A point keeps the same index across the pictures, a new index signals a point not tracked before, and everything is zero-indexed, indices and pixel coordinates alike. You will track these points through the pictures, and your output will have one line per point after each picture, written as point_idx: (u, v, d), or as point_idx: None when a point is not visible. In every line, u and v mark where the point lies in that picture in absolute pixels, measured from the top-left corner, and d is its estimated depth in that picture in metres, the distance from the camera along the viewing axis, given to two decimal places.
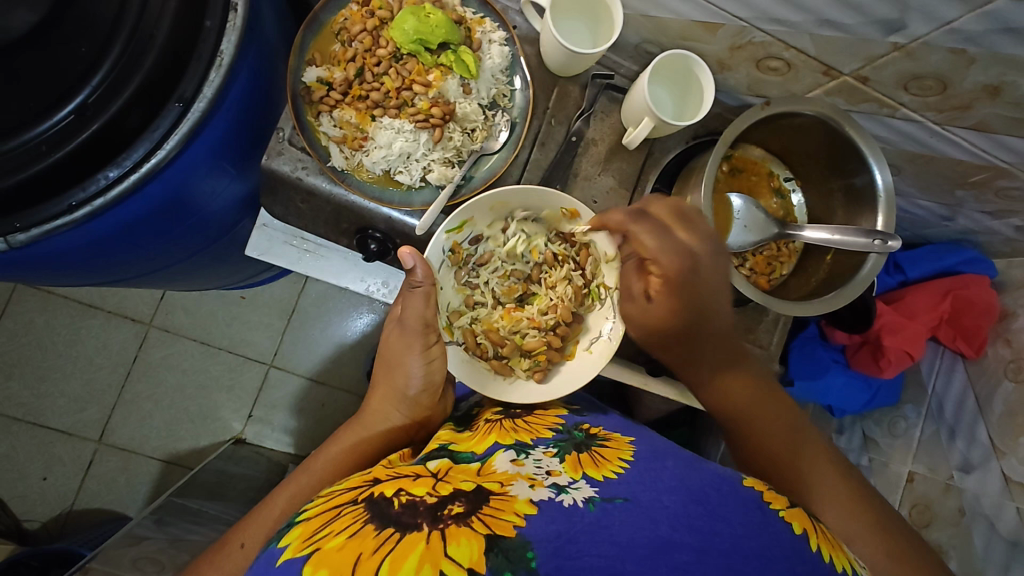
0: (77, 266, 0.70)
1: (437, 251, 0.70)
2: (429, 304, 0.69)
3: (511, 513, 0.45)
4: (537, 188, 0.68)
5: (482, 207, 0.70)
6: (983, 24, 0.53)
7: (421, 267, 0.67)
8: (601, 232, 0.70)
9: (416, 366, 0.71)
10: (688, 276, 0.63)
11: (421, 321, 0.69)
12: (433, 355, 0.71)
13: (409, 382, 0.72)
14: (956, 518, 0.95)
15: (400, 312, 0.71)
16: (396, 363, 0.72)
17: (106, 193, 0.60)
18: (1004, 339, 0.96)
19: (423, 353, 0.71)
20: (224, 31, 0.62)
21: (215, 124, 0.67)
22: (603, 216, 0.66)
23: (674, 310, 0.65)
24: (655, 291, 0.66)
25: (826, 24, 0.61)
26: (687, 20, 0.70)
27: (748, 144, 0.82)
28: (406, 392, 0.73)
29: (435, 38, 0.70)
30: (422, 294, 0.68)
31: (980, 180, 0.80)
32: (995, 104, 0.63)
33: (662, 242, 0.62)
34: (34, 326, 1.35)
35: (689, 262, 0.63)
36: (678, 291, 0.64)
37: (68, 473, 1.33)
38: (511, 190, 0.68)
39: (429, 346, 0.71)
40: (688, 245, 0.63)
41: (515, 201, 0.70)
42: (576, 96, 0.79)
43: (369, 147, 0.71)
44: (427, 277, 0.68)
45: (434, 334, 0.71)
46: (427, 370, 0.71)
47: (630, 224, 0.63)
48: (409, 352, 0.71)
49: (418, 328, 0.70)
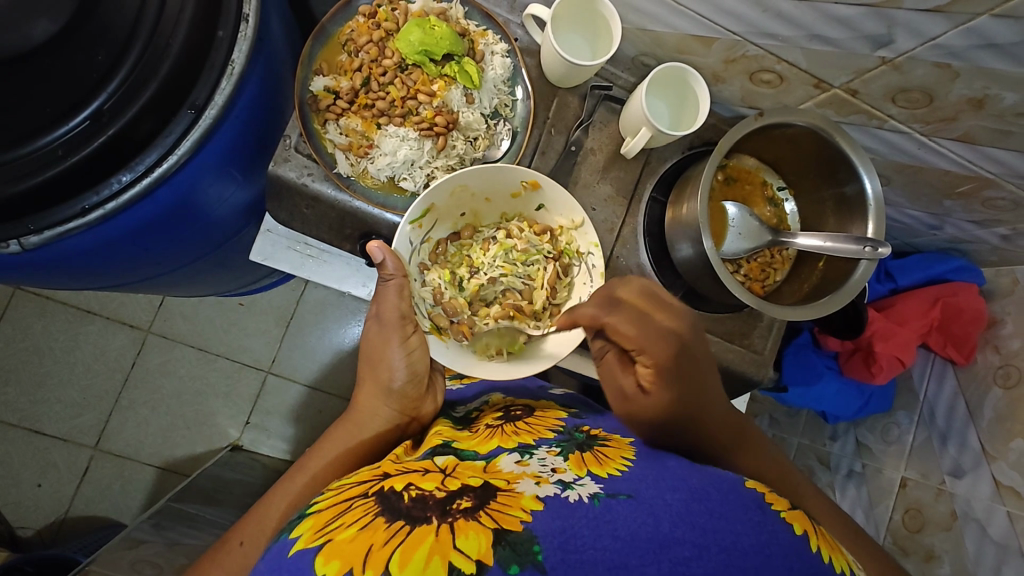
0: (82, 270, 0.71)
1: (403, 243, 0.70)
2: (402, 296, 0.70)
3: (517, 509, 0.46)
4: (492, 167, 0.71)
5: (443, 193, 0.71)
6: (966, 39, 0.56)
7: (391, 260, 0.68)
8: (564, 197, 0.73)
9: (397, 358, 0.72)
10: (675, 359, 0.68)
11: (396, 313, 0.70)
12: (412, 345, 0.72)
13: (392, 375, 0.73)
14: (949, 522, 0.97)
15: (376, 310, 0.73)
16: (378, 358, 0.73)
17: (118, 197, 0.62)
18: (992, 346, 0.98)
19: (401, 344, 0.72)
20: (235, 41, 0.64)
21: (224, 131, 0.69)
22: (574, 313, 0.71)
23: (669, 399, 0.68)
24: (648, 382, 0.69)
25: (817, 38, 0.64)
26: (684, 34, 0.73)
27: (742, 154, 0.84)
28: (390, 386, 0.73)
29: (440, 49, 0.71)
30: (395, 286, 0.69)
31: (967, 190, 0.83)
32: (979, 116, 0.66)
33: (645, 332, 0.67)
34: (31, 332, 1.35)
35: (678, 346, 0.68)
36: (668, 380, 0.68)
37: (63, 479, 1.32)
38: (469, 171, 0.70)
39: (407, 337, 0.72)
40: (672, 329, 0.68)
41: (472, 181, 0.72)
42: (576, 107, 0.81)
43: (374, 154, 0.73)
44: (397, 268, 0.68)
45: (410, 325, 0.72)
46: (408, 361, 0.72)
47: (603, 315, 0.69)
48: (388, 345, 0.72)
49: (394, 321, 0.71)
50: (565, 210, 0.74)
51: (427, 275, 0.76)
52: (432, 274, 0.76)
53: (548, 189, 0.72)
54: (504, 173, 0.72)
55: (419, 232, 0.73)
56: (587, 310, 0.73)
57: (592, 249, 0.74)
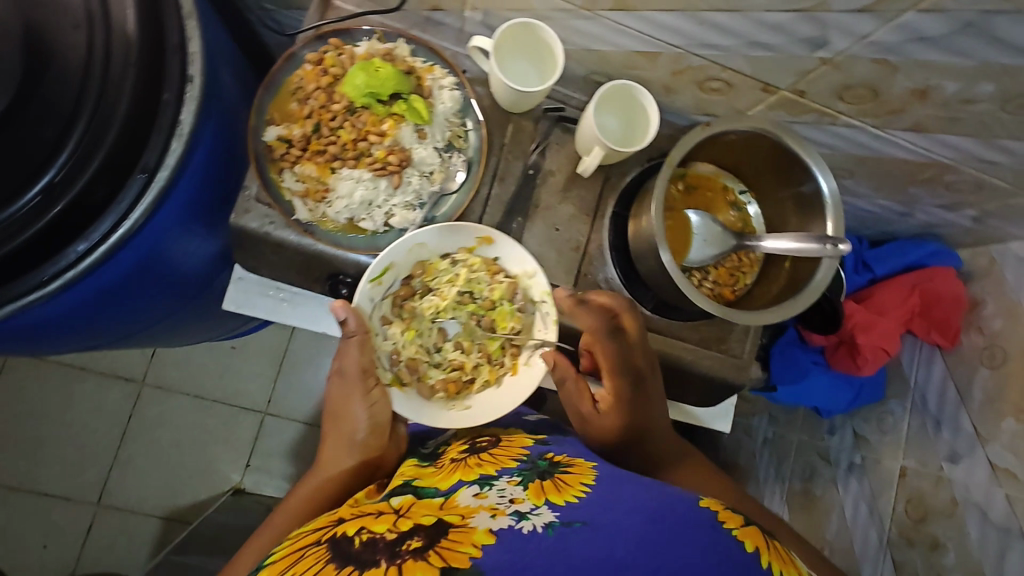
0: (48, 337, 0.72)
1: (364, 300, 0.72)
2: (363, 351, 0.73)
3: (468, 544, 0.47)
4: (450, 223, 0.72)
5: (401, 252, 0.72)
6: (899, 34, 0.57)
7: (353, 318, 0.71)
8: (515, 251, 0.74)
9: (360, 411, 0.75)
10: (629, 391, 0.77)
11: (358, 367, 0.74)
12: (375, 398, 0.75)
13: (355, 427, 0.76)
14: (950, 509, 0.95)
15: (340, 364, 0.76)
16: (342, 413, 0.76)
17: (77, 265, 0.63)
18: (976, 327, 0.98)
19: (365, 398, 0.75)
20: (181, 103, 0.66)
21: (181, 189, 0.70)
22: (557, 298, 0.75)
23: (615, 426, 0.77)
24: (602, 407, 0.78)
25: (755, 45, 0.65)
26: (627, 51, 0.74)
27: (698, 162, 0.85)
28: (353, 438, 0.76)
29: (387, 90, 0.73)
30: (356, 343, 0.72)
31: (929, 176, 0.84)
32: (925, 105, 0.67)
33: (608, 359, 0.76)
34: (26, 394, 1.36)
35: (632, 380, 0.77)
36: (621, 405, 0.77)
37: (69, 538, 1.33)
38: (430, 230, 0.71)
39: (369, 391, 0.75)
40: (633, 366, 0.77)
41: (430, 239, 0.73)
42: (531, 131, 0.81)
43: (331, 198, 0.74)
44: (359, 327, 0.71)
45: (372, 379, 0.75)
46: (370, 414, 0.75)
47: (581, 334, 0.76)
48: (352, 400, 0.75)
49: (356, 374, 0.75)
50: (517, 262, 0.74)
51: (389, 329, 0.76)
52: (394, 327, 0.76)
53: (501, 245, 0.74)
54: (460, 230, 0.73)
55: (379, 289, 0.73)
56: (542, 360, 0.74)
57: (545, 298, 0.73)
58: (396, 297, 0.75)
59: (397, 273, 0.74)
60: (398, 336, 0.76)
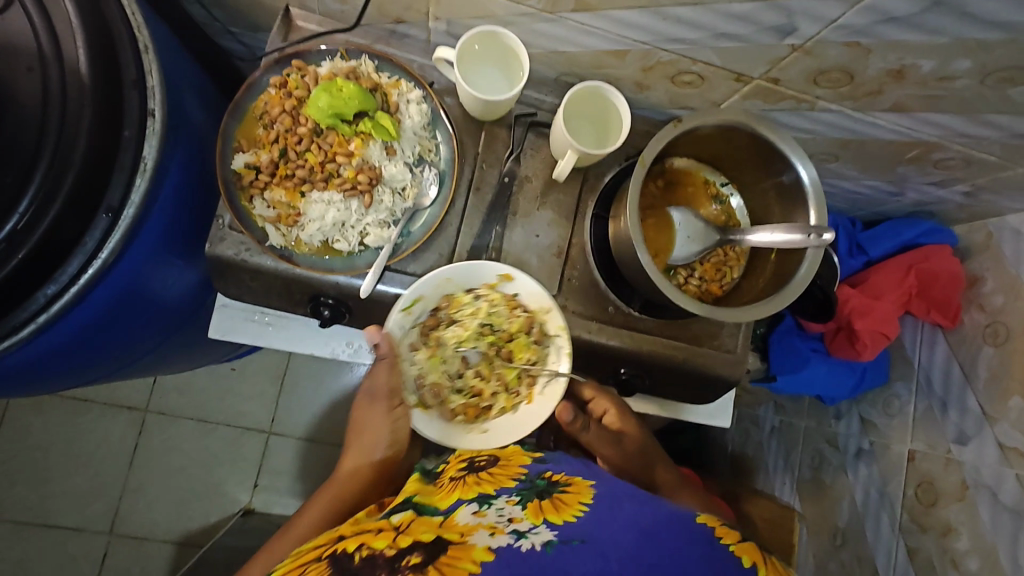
0: (26, 378, 0.72)
1: (397, 326, 0.72)
2: (392, 371, 0.76)
3: (467, 560, 0.48)
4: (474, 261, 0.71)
5: (430, 285, 0.72)
6: (867, 16, 0.55)
7: (385, 342, 0.72)
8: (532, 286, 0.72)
9: (383, 423, 0.81)
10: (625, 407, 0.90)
11: (386, 387, 0.77)
12: (399, 414, 0.79)
13: (375, 444, 0.82)
14: (961, 492, 0.92)
15: (371, 382, 0.80)
16: (362, 430, 0.82)
17: (48, 308, 0.64)
18: (977, 305, 0.96)
19: (389, 412, 0.80)
20: (143, 138, 0.66)
21: (151, 223, 0.70)
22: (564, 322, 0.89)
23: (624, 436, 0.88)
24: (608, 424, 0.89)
25: (723, 36, 0.64)
26: (594, 51, 0.73)
27: (676, 157, 0.83)
28: (371, 455, 0.82)
29: (350, 109, 0.72)
30: (387, 364, 0.75)
31: (916, 156, 0.82)
32: (903, 85, 0.65)
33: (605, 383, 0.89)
34: (31, 429, 1.37)
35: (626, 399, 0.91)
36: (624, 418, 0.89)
37: (84, 569, 1.34)
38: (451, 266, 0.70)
39: (394, 406, 0.79)
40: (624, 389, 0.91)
41: (457, 275, 0.72)
42: (505, 137, 0.80)
43: (303, 222, 0.73)
44: (390, 351, 0.73)
45: (397, 398, 0.78)
46: (393, 428, 0.81)
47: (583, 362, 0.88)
48: (379, 414, 0.81)
49: (384, 392, 0.78)
50: (535, 299, 0.73)
51: (416, 354, 0.76)
52: (421, 354, 0.76)
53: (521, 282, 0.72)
54: (480, 267, 0.72)
55: (408, 318, 0.73)
56: (557, 391, 0.73)
57: (560, 332, 0.72)
58: (425, 327, 0.76)
59: (426, 305, 0.74)
60: (422, 363, 0.76)
